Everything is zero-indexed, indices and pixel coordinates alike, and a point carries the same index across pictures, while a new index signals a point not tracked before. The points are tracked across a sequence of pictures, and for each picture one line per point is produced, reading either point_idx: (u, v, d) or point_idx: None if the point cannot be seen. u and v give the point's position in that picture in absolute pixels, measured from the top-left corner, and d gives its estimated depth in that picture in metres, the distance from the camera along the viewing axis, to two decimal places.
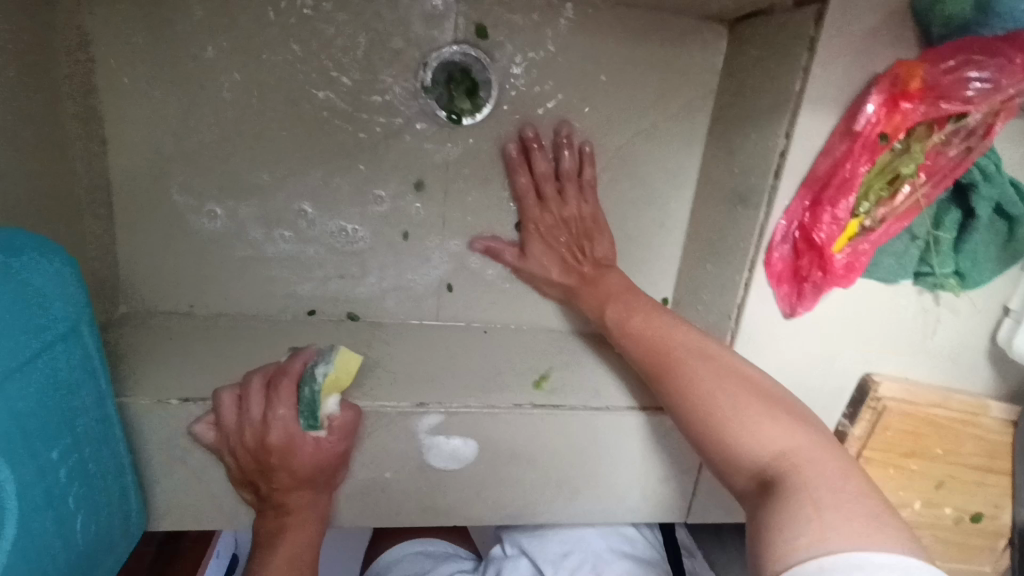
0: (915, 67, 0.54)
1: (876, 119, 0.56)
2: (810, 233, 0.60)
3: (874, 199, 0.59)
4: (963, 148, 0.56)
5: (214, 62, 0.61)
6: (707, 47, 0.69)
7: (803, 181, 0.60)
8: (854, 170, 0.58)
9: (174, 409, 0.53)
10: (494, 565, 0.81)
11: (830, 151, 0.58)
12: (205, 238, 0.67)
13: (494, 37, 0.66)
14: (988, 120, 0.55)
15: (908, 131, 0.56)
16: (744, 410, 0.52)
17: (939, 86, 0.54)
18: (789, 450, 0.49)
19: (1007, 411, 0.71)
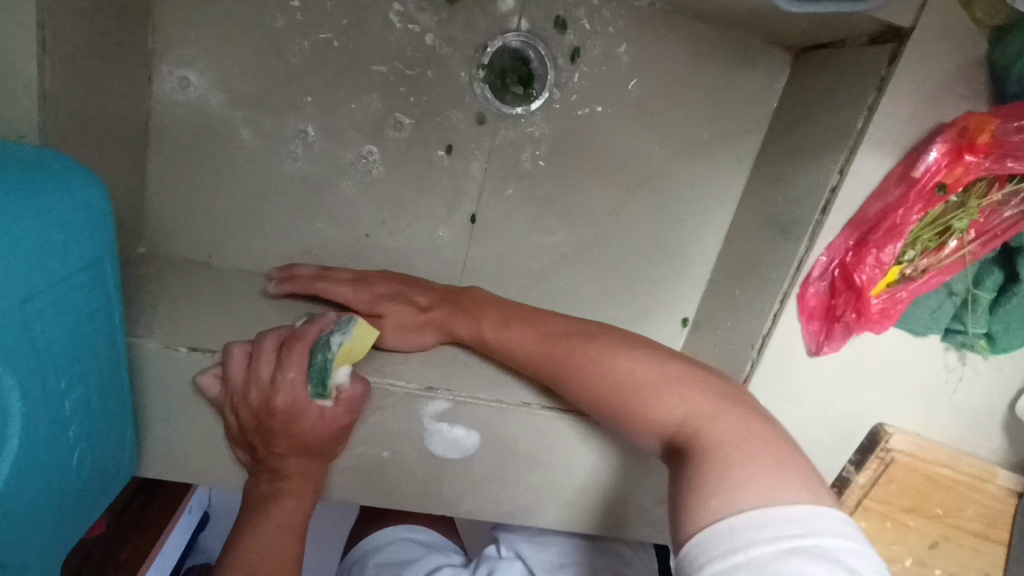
0: (987, 122, 0.52)
1: (936, 167, 0.54)
2: (850, 273, 0.58)
3: (920, 248, 0.57)
4: (1020, 211, 0.55)
5: (295, 34, 0.65)
6: (771, 72, 0.70)
7: (851, 220, 0.58)
8: (906, 217, 0.56)
9: (182, 356, 0.56)
10: (486, 564, 0.81)
11: (883, 193, 0.56)
12: (246, 198, 0.69)
13: (560, 37, 0.68)
14: None
15: (967, 185, 0.55)
16: (647, 381, 0.54)
17: (1008, 145, 0.52)
18: (693, 411, 0.50)
19: (1013, 481, 0.71)
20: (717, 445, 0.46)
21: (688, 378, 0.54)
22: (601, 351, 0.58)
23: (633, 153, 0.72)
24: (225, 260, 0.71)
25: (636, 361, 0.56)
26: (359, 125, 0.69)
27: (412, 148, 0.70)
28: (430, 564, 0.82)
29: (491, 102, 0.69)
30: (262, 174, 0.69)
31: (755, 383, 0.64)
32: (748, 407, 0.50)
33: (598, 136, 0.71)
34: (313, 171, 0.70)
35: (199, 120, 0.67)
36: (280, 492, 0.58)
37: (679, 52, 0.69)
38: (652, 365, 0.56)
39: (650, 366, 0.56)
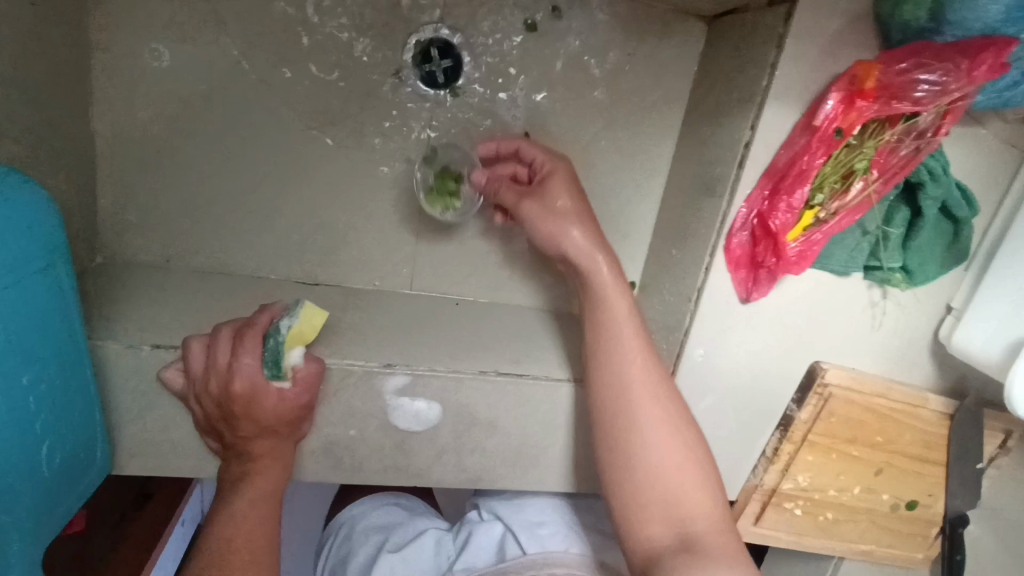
0: (872, 68, 0.57)
1: (833, 114, 0.58)
2: (767, 220, 0.62)
3: (828, 190, 0.61)
4: (914, 148, 0.59)
5: (227, 37, 0.67)
6: (691, 39, 0.73)
7: (764, 171, 0.62)
8: (811, 163, 0.60)
9: (145, 353, 0.59)
10: (467, 528, 0.85)
11: (790, 143, 0.61)
12: (197, 201, 0.72)
13: (483, 21, 0.70)
14: (937, 122, 0.58)
15: (863, 127, 0.60)
16: (659, 443, 0.65)
17: (892, 87, 0.57)
18: (681, 490, 0.64)
19: (945, 404, 0.77)
20: (721, 558, 0.60)
21: (687, 434, 0.66)
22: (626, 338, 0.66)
23: (568, 128, 0.75)
24: (185, 263, 0.73)
25: (648, 362, 0.67)
26: (302, 122, 0.71)
27: (356, 140, 0.72)
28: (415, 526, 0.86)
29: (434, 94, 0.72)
30: (211, 177, 0.71)
31: (697, 330, 0.69)
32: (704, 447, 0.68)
33: (538, 114, 0.74)
34: (262, 170, 0.72)
35: (141, 132, 0.68)
36: (246, 477, 0.60)
37: (601, 33, 0.72)
38: (648, 371, 0.66)
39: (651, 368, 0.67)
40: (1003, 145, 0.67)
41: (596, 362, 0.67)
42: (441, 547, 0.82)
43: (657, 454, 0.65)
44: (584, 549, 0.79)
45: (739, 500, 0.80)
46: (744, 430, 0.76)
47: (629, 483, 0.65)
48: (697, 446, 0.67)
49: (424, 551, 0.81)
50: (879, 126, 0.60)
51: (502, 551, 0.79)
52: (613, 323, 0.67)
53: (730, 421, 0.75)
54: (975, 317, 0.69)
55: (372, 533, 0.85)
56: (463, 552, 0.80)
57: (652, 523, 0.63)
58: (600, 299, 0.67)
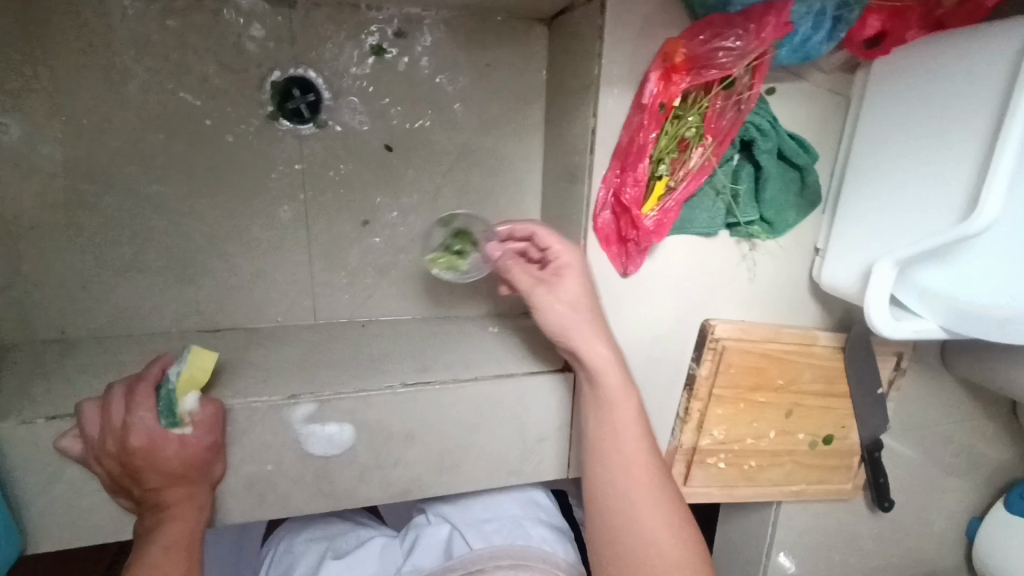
0: (678, 44, 0.63)
1: (656, 91, 0.64)
2: (623, 197, 0.67)
3: (669, 160, 0.67)
4: (735, 109, 0.65)
5: (84, 106, 0.68)
6: (535, 42, 0.78)
7: (612, 153, 0.67)
8: (648, 137, 0.65)
9: (40, 426, 0.59)
10: (413, 530, 0.87)
11: (629, 124, 0.65)
12: (83, 270, 0.72)
13: (336, 54, 0.73)
14: (749, 83, 0.64)
15: (687, 98, 0.65)
16: (628, 487, 0.67)
17: (699, 58, 0.63)
18: (651, 536, 0.65)
19: (834, 338, 0.82)
20: None
21: (656, 476, 0.68)
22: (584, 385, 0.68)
23: (438, 142, 0.79)
24: (80, 331, 0.74)
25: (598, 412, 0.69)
26: (176, 178, 0.72)
27: (234, 185, 0.74)
28: (357, 534, 0.87)
29: (303, 131, 0.75)
30: (93, 245, 0.72)
31: None
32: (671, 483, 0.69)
33: (407, 134, 0.78)
34: (143, 230, 0.73)
35: (11, 211, 0.69)
36: (159, 525, 0.60)
37: (452, 50, 0.76)
38: (632, 418, 0.68)
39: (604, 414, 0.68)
40: (828, 95, 0.73)
41: (608, 414, 0.68)
42: (388, 552, 0.85)
43: (631, 500, 0.67)
44: (529, 541, 0.84)
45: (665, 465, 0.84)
46: (652, 396, 0.80)
47: (605, 528, 0.67)
48: (666, 486, 0.68)
49: (370, 556, 0.84)
50: (700, 94, 0.65)
51: (450, 548, 0.82)
52: (620, 376, 0.68)
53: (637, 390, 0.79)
54: (835, 254, 0.74)
55: (315, 543, 0.86)
56: (410, 554, 0.83)
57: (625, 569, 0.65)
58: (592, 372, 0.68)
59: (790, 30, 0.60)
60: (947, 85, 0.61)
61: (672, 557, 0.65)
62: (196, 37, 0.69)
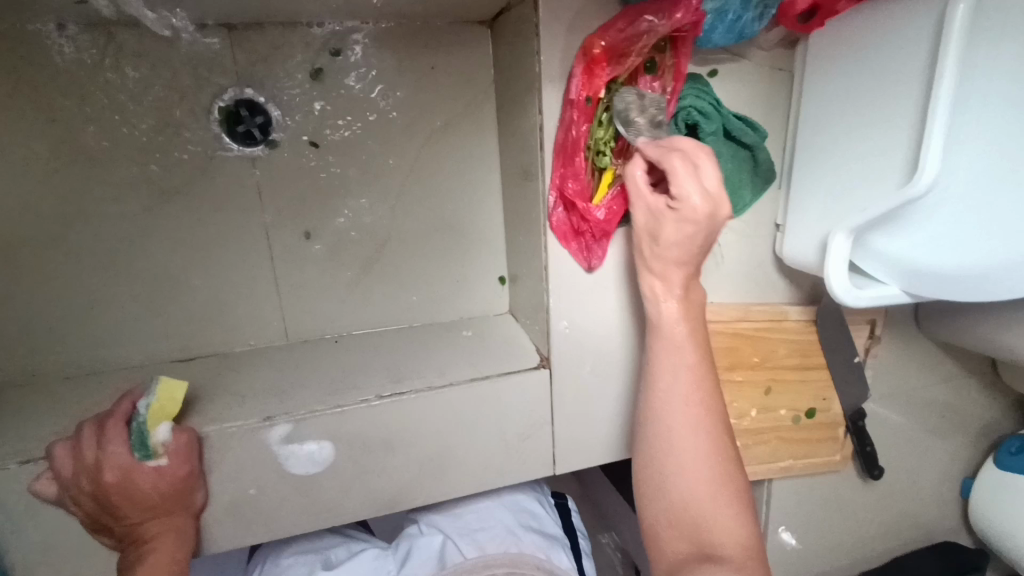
0: (595, 37, 0.64)
1: (581, 86, 0.65)
2: (569, 193, 0.69)
3: (608, 151, 0.69)
4: (663, 91, 0.67)
5: (35, 148, 0.68)
6: (481, 44, 0.79)
7: (552, 152, 0.69)
8: (580, 131, 0.67)
9: (13, 471, 0.59)
10: (406, 541, 0.86)
11: (562, 120, 0.67)
12: (48, 311, 0.72)
13: (283, 75, 0.74)
14: (671, 63, 0.66)
15: (613, 88, 0.67)
16: (675, 431, 0.66)
17: (617, 48, 0.64)
18: (694, 480, 0.66)
19: (804, 312, 0.83)
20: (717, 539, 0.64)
21: (704, 418, 0.67)
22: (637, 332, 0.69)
23: (394, 152, 0.80)
24: (49, 372, 0.74)
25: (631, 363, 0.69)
26: (135, 210, 0.73)
27: (195, 213, 0.75)
28: (348, 549, 0.87)
29: (257, 151, 0.75)
30: (56, 283, 0.72)
31: (554, 305, 0.73)
32: (722, 425, 0.68)
33: (363, 147, 0.79)
34: (105, 265, 0.73)
35: None
36: (141, 558, 0.61)
37: (399, 60, 0.77)
38: (682, 358, 0.67)
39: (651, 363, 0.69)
40: (771, 71, 0.74)
41: (655, 350, 0.68)
42: (381, 562, 0.84)
43: (675, 444, 0.66)
44: (522, 549, 0.85)
45: None
46: (629, 386, 0.80)
47: (646, 463, 0.69)
48: (717, 430, 0.67)
49: (362, 566, 0.83)
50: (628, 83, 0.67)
51: (444, 558, 0.83)
52: (674, 314, 0.67)
53: (612, 381, 0.79)
54: (793, 229, 0.75)
55: (307, 558, 0.84)
56: (403, 566, 0.83)
57: (662, 508, 0.67)
58: (680, 298, 0.67)
59: (704, 15, 0.62)
60: (878, 50, 0.62)
61: (717, 500, 0.65)
62: (139, 70, 0.70)
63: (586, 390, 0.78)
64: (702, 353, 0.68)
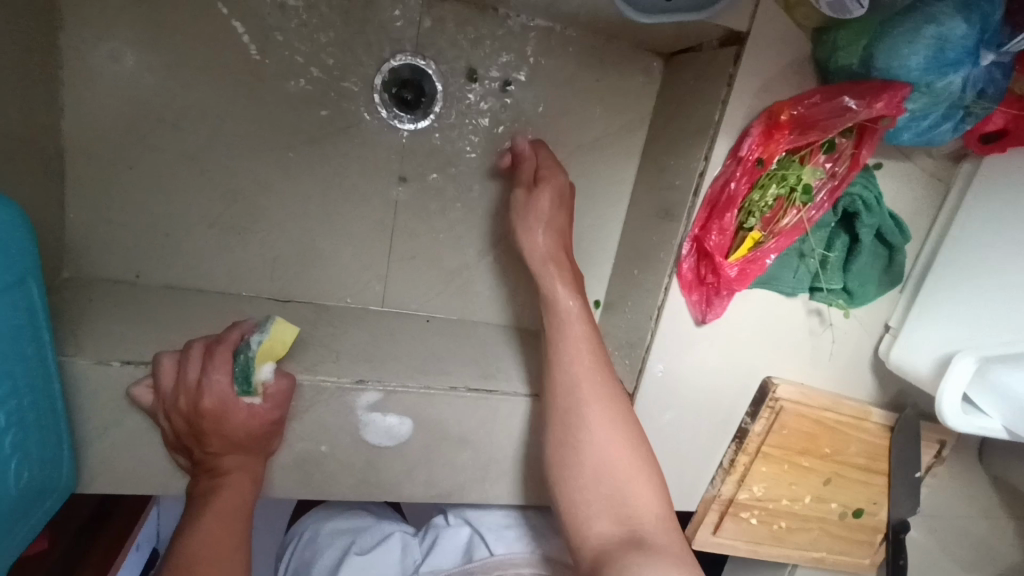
0: (784, 105, 0.64)
1: (755, 146, 0.65)
2: (707, 244, 0.68)
3: (758, 216, 0.67)
4: (830, 174, 0.66)
5: (203, 57, 0.68)
6: (651, 74, 0.79)
7: (703, 201, 0.68)
8: (738, 189, 0.66)
9: (115, 369, 0.59)
10: (433, 531, 0.89)
11: (723, 172, 0.66)
12: (166, 218, 0.72)
13: (456, 52, 0.74)
14: (852, 149, 0.65)
15: (782, 156, 0.66)
16: (631, 469, 0.65)
17: (802, 120, 0.64)
18: (641, 508, 0.63)
19: (886, 418, 0.83)
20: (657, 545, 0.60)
21: (650, 472, 0.66)
22: (584, 379, 0.67)
23: None
24: (153, 279, 0.74)
25: (614, 426, 0.66)
26: (276, 143, 0.72)
27: (333, 160, 0.74)
28: (385, 528, 0.91)
29: (422, 122, 0.75)
30: (182, 193, 0.72)
31: (658, 348, 0.73)
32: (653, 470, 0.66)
33: (508, 140, 0.78)
34: (237, 189, 0.73)
35: (112, 149, 0.68)
36: (215, 490, 0.60)
37: (568, 66, 0.77)
38: (603, 403, 0.67)
39: (625, 430, 0.66)
40: (931, 179, 0.73)
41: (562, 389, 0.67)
42: (408, 550, 0.88)
43: (631, 475, 0.64)
44: (547, 552, 0.83)
45: (698, 510, 0.84)
46: (699, 441, 0.80)
47: (573, 487, 0.65)
48: (655, 476, 0.66)
49: (391, 552, 0.86)
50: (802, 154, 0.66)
51: (469, 552, 0.84)
52: (581, 351, 0.68)
53: (685, 432, 0.79)
54: (908, 336, 0.74)
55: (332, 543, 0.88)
56: (429, 555, 0.85)
57: (603, 514, 0.63)
58: (577, 350, 0.68)
59: (903, 113, 0.59)
60: None
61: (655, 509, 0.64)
62: (325, 12, 0.70)
63: (659, 435, 0.78)
64: (623, 402, 0.68)
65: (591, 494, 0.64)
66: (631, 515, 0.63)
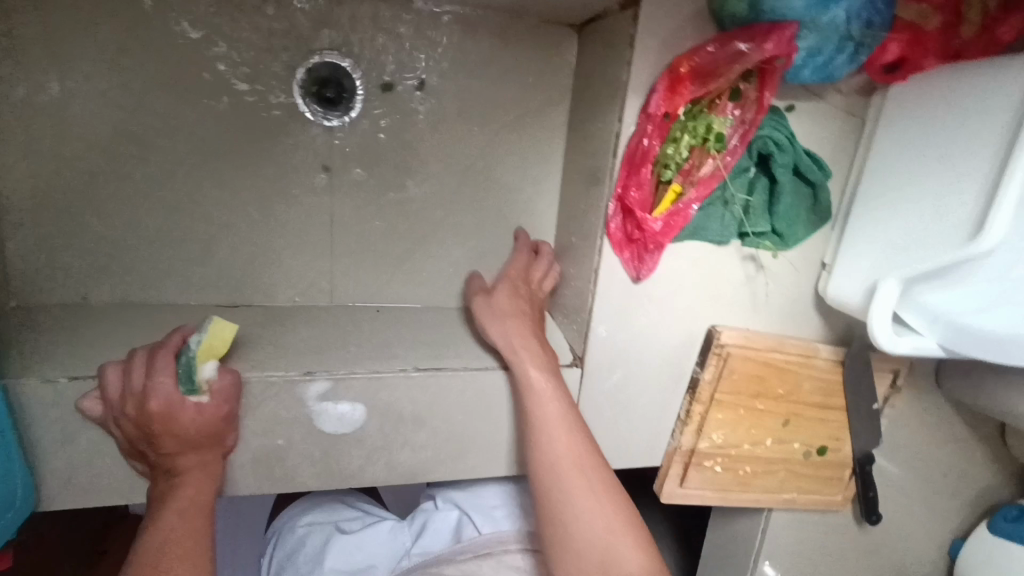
0: (684, 57, 0.65)
1: (661, 101, 0.66)
2: (630, 202, 0.69)
3: (674, 168, 0.69)
4: (739, 119, 0.68)
5: (119, 77, 0.69)
6: (565, 46, 0.80)
7: (621, 161, 0.69)
8: (651, 144, 0.67)
9: (61, 387, 0.60)
10: (422, 515, 0.92)
11: (636, 130, 0.68)
12: (104, 238, 0.73)
13: (369, 46, 0.75)
14: (756, 93, 0.66)
15: (690, 108, 0.68)
16: (598, 491, 0.66)
17: (702, 70, 0.65)
18: (611, 532, 0.64)
19: (834, 352, 0.85)
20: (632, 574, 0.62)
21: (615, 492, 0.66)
22: (540, 400, 0.68)
23: (463, 134, 0.81)
24: (100, 299, 0.75)
25: (577, 450, 0.67)
26: (204, 153, 0.74)
27: (262, 164, 0.76)
28: (374, 516, 0.94)
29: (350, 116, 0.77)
30: (117, 213, 0.73)
31: (599, 310, 0.75)
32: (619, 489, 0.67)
33: (433, 126, 0.80)
34: (171, 203, 0.74)
35: (41, 175, 0.69)
36: (174, 490, 0.62)
37: (483, 47, 0.78)
38: (565, 425, 0.67)
39: (594, 466, 0.67)
40: (845, 115, 0.75)
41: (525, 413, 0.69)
42: (396, 533, 0.91)
43: (598, 498, 0.65)
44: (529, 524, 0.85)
45: (663, 464, 0.86)
46: (653, 397, 0.82)
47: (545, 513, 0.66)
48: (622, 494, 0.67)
49: (381, 537, 0.90)
50: (709, 104, 0.68)
51: (457, 533, 0.87)
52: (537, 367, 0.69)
53: (638, 389, 0.81)
54: (842, 270, 0.76)
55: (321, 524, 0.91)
56: (418, 539, 0.88)
57: (576, 544, 0.64)
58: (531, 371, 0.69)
59: (796, 51, 0.61)
60: (942, 117, 0.65)
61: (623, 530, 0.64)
62: (234, 21, 0.71)
63: (613, 395, 0.80)
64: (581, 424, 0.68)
65: (564, 520, 0.65)
66: (604, 541, 0.64)
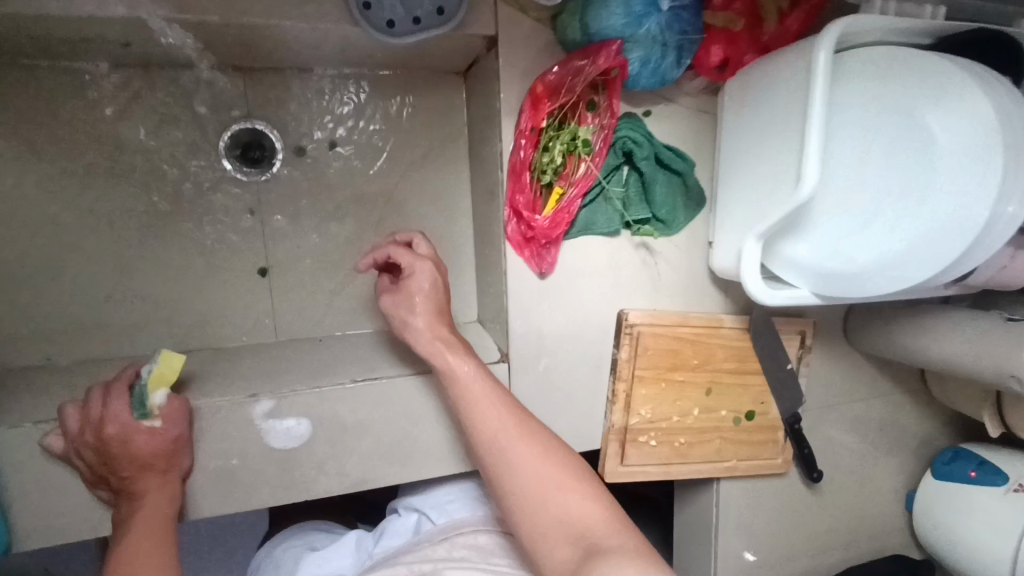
0: (540, 80, 0.78)
1: (529, 118, 0.79)
2: (520, 206, 0.80)
3: (552, 173, 0.80)
4: (598, 125, 0.80)
5: (68, 162, 0.80)
6: (455, 90, 0.94)
7: (507, 173, 0.81)
8: (527, 155, 0.79)
9: (25, 429, 0.67)
10: (385, 521, 0.96)
11: (514, 146, 0.80)
12: (65, 303, 0.82)
13: (286, 112, 0.88)
14: (607, 102, 0.79)
15: (556, 121, 0.80)
16: (537, 451, 0.72)
17: (557, 88, 0.78)
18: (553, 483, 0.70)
19: (739, 321, 0.94)
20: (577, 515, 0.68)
21: (551, 448, 0.72)
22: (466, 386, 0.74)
23: (378, 175, 0.92)
24: (63, 359, 0.83)
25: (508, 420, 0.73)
26: (149, 219, 0.84)
27: (202, 222, 0.86)
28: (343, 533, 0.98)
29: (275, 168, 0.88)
30: (75, 279, 0.82)
31: (513, 307, 0.84)
32: (557, 445, 0.73)
33: (351, 172, 0.91)
34: (122, 265, 0.84)
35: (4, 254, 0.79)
36: (134, 510, 0.68)
37: (385, 100, 0.91)
38: (493, 402, 0.74)
39: (530, 430, 0.73)
40: (698, 113, 0.88)
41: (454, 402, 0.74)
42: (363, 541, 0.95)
43: (536, 458, 0.71)
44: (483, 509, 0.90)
45: (602, 445, 0.92)
46: (579, 381, 0.90)
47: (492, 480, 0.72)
48: (561, 449, 0.73)
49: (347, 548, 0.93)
50: (572, 116, 0.81)
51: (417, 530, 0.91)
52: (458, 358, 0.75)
53: (564, 376, 0.89)
54: (722, 244, 0.86)
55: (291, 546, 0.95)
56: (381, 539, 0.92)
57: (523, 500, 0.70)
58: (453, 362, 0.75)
59: (625, 62, 0.74)
60: (763, 98, 0.77)
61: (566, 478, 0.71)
62: (165, 104, 0.83)
63: (540, 384, 0.88)
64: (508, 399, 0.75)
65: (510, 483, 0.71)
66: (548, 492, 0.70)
